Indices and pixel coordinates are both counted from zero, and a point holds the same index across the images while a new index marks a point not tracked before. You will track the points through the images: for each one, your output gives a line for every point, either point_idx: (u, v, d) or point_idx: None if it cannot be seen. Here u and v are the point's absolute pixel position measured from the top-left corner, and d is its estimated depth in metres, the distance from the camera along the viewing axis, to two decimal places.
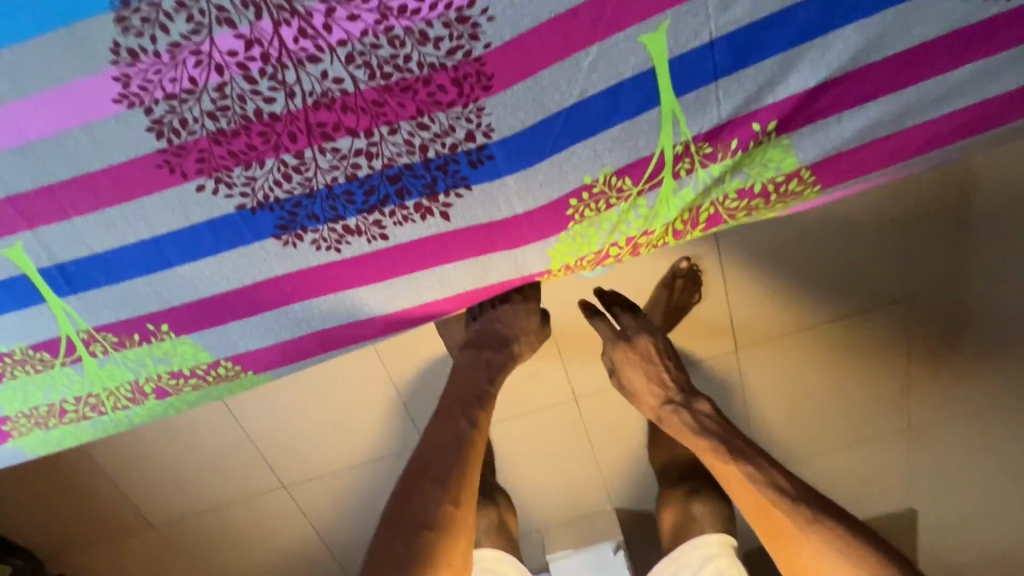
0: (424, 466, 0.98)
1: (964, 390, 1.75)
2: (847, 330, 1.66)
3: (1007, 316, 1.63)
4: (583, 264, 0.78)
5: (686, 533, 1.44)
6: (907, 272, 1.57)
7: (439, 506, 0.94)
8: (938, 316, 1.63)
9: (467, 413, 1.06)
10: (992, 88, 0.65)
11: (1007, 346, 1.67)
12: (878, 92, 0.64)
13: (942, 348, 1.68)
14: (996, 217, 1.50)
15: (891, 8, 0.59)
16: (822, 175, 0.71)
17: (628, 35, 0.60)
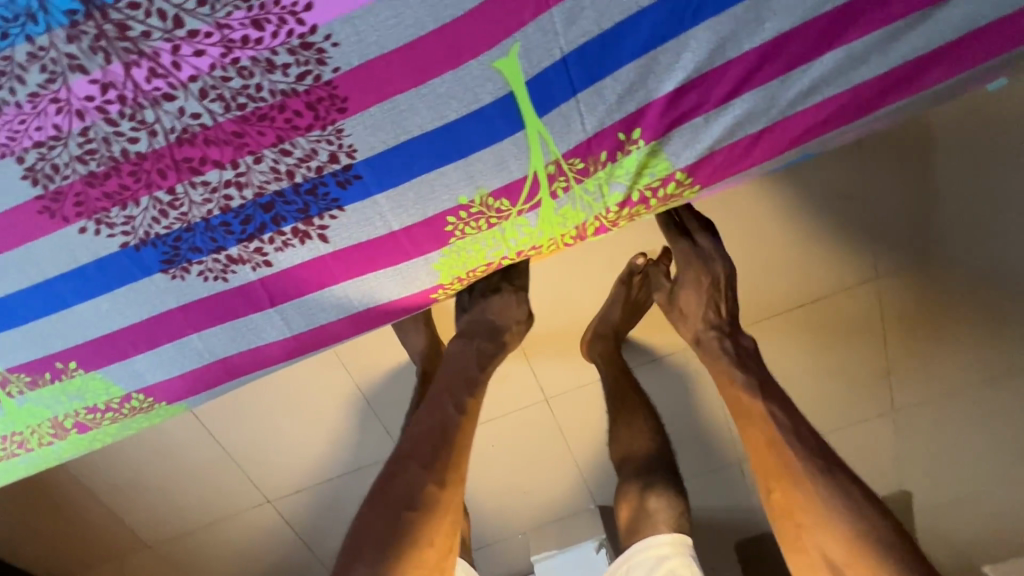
0: (409, 447, 0.88)
1: (944, 367, 1.71)
2: (818, 315, 1.62)
3: (983, 291, 1.57)
4: (477, 275, 0.77)
5: (643, 528, 1.33)
6: (875, 253, 1.52)
7: (420, 489, 0.85)
8: (910, 293, 1.59)
9: (456, 399, 0.92)
10: (862, 74, 0.63)
11: (985, 320, 1.62)
12: (739, 91, 0.63)
13: (916, 326, 1.64)
14: (969, 189, 1.42)
15: (738, 5, 0.58)
16: (698, 176, 0.70)
17: (481, 62, 0.60)
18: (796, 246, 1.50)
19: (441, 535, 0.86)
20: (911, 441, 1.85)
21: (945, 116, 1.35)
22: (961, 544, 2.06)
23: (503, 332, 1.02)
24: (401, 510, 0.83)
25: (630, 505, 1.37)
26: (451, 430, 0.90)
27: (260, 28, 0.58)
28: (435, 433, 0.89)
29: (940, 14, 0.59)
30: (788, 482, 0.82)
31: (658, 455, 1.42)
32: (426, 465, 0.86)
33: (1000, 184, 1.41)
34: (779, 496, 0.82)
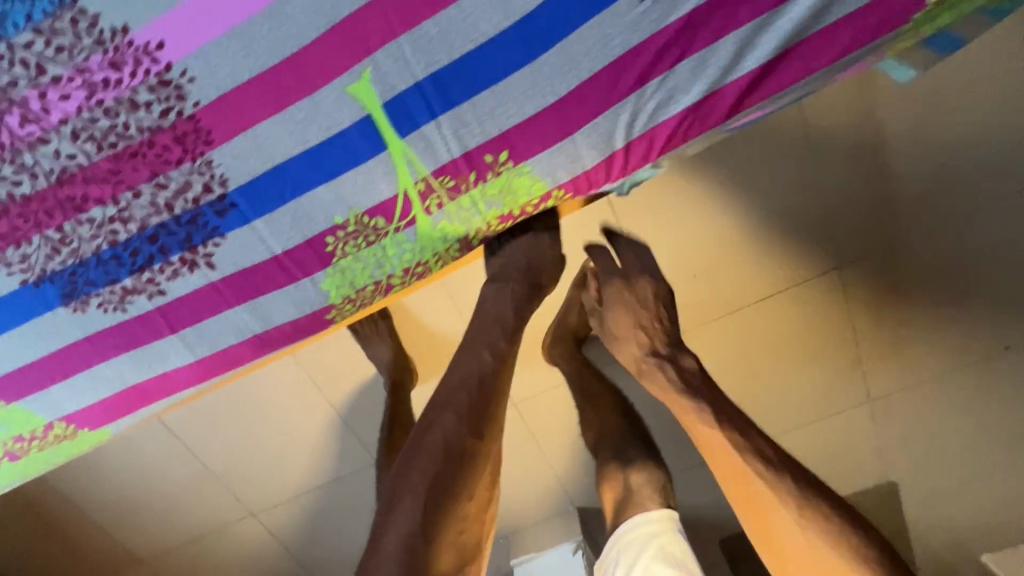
0: (440, 399, 0.73)
1: (920, 352, 1.66)
2: (785, 308, 1.57)
3: (955, 273, 1.52)
4: (366, 298, 0.76)
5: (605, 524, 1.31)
6: (837, 240, 1.46)
7: (459, 443, 0.69)
8: (879, 280, 1.53)
9: (493, 344, 0.76)
10: (724, 77, 0.62)
11: (958, 302, 1.57)
12: (600, 110, 0.63)
13: (887, 313, 1.59)
14: (928, 173, 1.35)
15: (583, 26, 0.59)
16: (579, 190, 0.71)
17: (335, 87, 0.62)
18: (754, 233, 1.44)
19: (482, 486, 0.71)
20: (896, 421, 1.79)
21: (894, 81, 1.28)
22: (963, 524, 1.98)
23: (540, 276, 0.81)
24: (435, 466, 0.68)
25: (614, 487, 1.22)
26: (489, 380, 0.74)
27: (118, 69, 0.60)
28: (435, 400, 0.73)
29: (787, 13, 0.59)
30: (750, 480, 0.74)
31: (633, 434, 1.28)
32: (464, 417, 0.71)
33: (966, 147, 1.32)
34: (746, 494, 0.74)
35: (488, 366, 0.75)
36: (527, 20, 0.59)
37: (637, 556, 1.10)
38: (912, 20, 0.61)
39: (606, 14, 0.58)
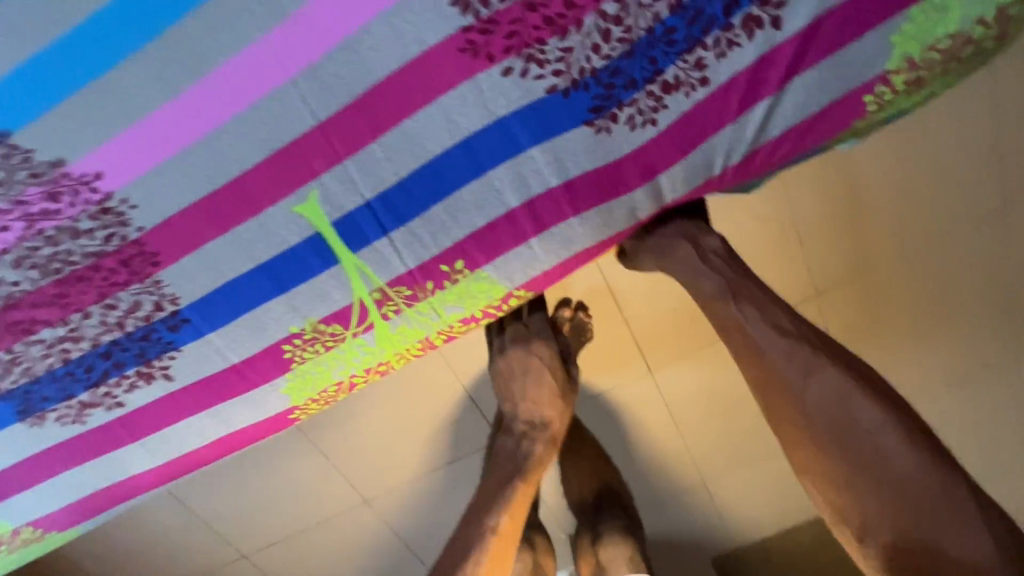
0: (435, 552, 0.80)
1: (937, 395, 1.54)
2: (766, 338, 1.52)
3: (970, 311, 1.40)
4: (328, 397, 0.76)
5: None
6: (836, 275, 1.35)
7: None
8: (888, 322, 1.42)
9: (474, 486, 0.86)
10: (678, 189, 0.65)
11: (979, 343, 1.44)
12: (554, 223, 0.64)
13: (902, 355, 1.47)
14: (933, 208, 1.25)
15: (534, 147, 0.59)
16: (536, 288, 0.72)
17: (282, 208, 0.61)
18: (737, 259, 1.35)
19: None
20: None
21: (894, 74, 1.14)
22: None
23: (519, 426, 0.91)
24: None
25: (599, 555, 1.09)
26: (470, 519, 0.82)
27: (57, 200, 0.59)
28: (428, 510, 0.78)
29: (732, 127, 0.60)
30: (783, 390, 0.64)
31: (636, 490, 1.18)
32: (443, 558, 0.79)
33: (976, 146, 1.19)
34: (775, 402, 0.65)
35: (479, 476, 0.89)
36: (475, 142, 0.59)
37: None
38: (853, 123, 0.63)
39: (555, 138, 0.59)
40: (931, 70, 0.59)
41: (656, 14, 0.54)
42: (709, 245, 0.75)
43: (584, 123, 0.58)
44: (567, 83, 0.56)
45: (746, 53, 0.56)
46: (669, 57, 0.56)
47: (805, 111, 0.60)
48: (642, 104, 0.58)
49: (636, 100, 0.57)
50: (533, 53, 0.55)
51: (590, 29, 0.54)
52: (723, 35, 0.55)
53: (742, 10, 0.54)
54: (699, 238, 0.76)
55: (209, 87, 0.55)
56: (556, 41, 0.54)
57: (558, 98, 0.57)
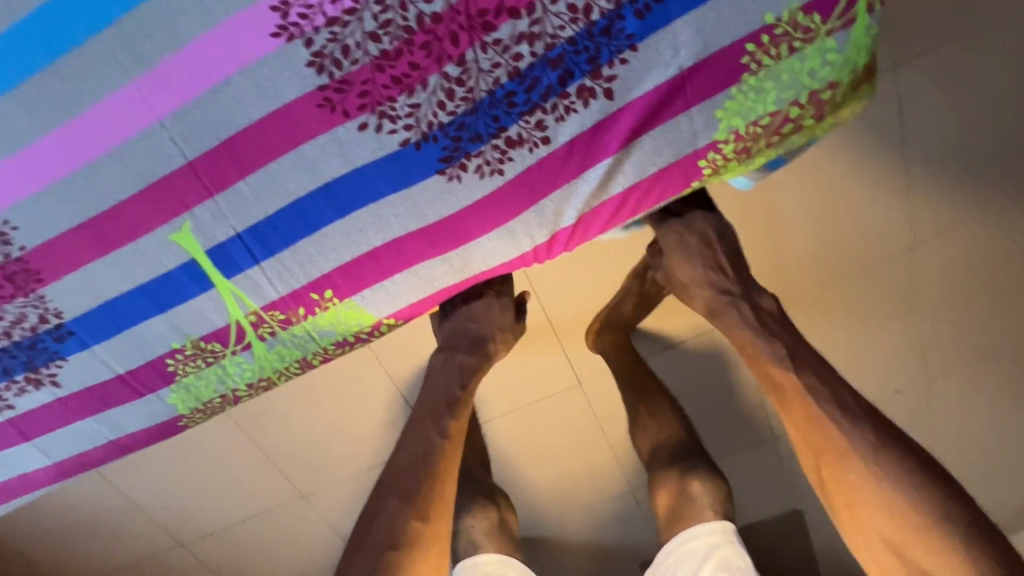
0: (391, 482, 0.80)
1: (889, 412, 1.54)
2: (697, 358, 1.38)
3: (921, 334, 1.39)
4: (215, 408, 0.80)
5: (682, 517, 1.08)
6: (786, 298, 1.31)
7: (405, 525, 0.77)
8: (840, 343, 1.40)
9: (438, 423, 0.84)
10: (538, 238, 0.70)
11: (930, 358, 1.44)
12: (416, 259, 0.69)
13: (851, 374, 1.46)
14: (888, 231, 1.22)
15: (391, 193, 0.64)
16: (406, 318, 0.76)
17: (158, 235, 0.65)
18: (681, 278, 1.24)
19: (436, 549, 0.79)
20: None
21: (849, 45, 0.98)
22: None
23: (487, 342, 0.90)
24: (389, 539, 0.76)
25: (668, 493, 1.11)
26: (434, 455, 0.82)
27: None
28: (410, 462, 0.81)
29: (578, 185, 0.66)
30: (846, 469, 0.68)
31: (691, 443, 1.14)
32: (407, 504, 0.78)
33: (914, 141, 1.10)
34: (829, 459, 0.69)
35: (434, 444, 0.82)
36: (337, 185, 0.64)
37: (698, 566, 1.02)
38: (695, 184, 0.69)
39: (411, 187, 0.64)
40: (755, 143, 0.66)
41: (495, 79, 0.59)
42: (767, 308, 0.80)
43: (436, 171, 0.63)
44: (417, 135, 0.61)
45: (583, 121, 0.62)
46: (512, 118, 0.61)
47: (645, 171, 0.66)
48: (489, 156, 0.63)
49: (483, 152, 0.63)
50: (385, 110, 0.60)
51: (435, 87, 0.59)
52: (561, 101, 0.61)
53: (576, 80, 0.60)
54: (757, 302, 0.81)
55: (82, 123, 0.59)
56: (404, 98, 0.59)
57: (411, 150, 0.62)
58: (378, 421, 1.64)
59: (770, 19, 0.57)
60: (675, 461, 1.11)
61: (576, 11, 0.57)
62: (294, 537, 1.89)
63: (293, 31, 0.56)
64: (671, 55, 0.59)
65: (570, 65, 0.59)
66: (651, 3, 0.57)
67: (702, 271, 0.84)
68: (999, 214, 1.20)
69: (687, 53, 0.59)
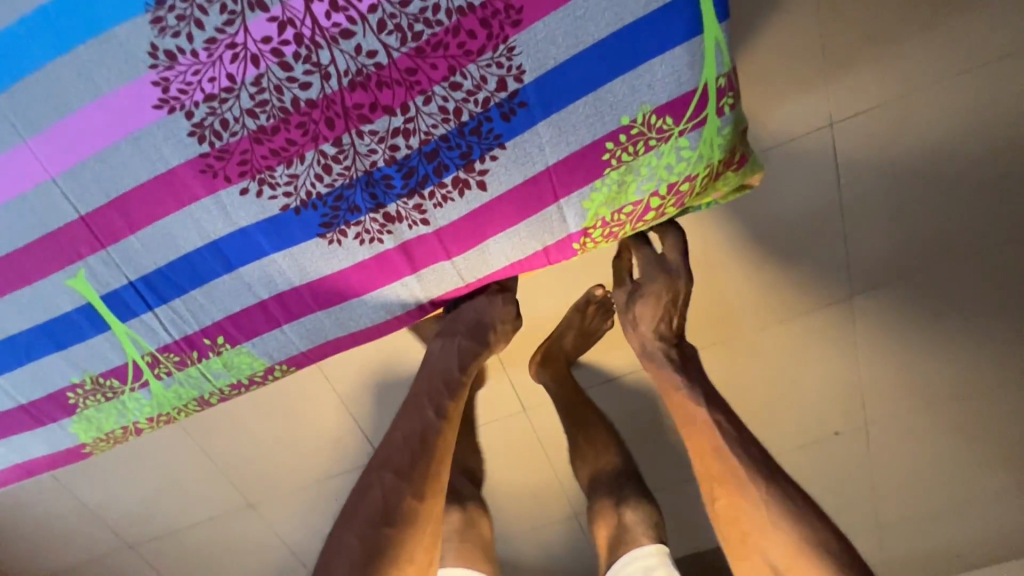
0: (386, 457, 0.72)
1: (842, 446, 1.52)
2: (641, 393, 1.33)
3: (872, 373, 1.37)
4: (118, 438, 0.83)
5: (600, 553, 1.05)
6: (733, 334, 1.29)
7: (399, 503, 0.69)
8: (787, 381, 1.38)
9: (433, 404, 0.76)
10: (422, 296, 0.73)
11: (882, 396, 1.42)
12: (303, 312, 0.72)
13: (801, 410, 1.44)
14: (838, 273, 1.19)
15: (276, 253, 0.68)
16: (298, 364, 0.79)
17: (53, 279, 0.69)
18: None
19: (423, 548, 0.70)
20: (811, 478, 1.59)
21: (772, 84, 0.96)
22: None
23: (487, 332, 0.81)
24: (377, 525, 0.67)
25: (606, 525, 1.04)
26: (432, 437, 0.74)
27: None
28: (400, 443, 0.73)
29: (458, 259, 0.70)
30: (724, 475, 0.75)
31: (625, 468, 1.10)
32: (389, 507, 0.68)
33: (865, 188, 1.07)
34: (727, 501, 0.74)
35: (432, 426, 0.75)
36: (225, 242, 0.67)
37: None
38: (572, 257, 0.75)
39: (295, 248, 0.68)
40: (622, 226, 0.71)
41: (372, 162, 0.63)
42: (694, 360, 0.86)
43: (317, 235, 0.67)
44: (297, 202, 0.65)
45: (459, 206, 0.66)
46: (389, 196, 0.65)
47: (520, 247, 0.70)
48: (368, 226, 0.66)
49: (363, 222, 0.66)
50: (265, 178, 0.64)
51: (312, 161, 0.63)
52: (438, 190, 0.65)
53: (451, 172, 0.64)
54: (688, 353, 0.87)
55: None
56: (283, 168, 0.63)
57: (292, 214, 0.66)
58: (328, 439, 1.64)
59: (626, 120, 0.62)
60: (611, 488, 1.07)
61: (446, 112, 0.61)
62: (243, 541, 1.89)
63: (173, 104, 0.60)
64: (537, 154, 0.63)
65: (444, 158, 0.63)
66: (516, 107, 0.61)
67: (655, 319, 0.86)
68: (952, 249, 1.15)
69: (551, 153, 0.63)
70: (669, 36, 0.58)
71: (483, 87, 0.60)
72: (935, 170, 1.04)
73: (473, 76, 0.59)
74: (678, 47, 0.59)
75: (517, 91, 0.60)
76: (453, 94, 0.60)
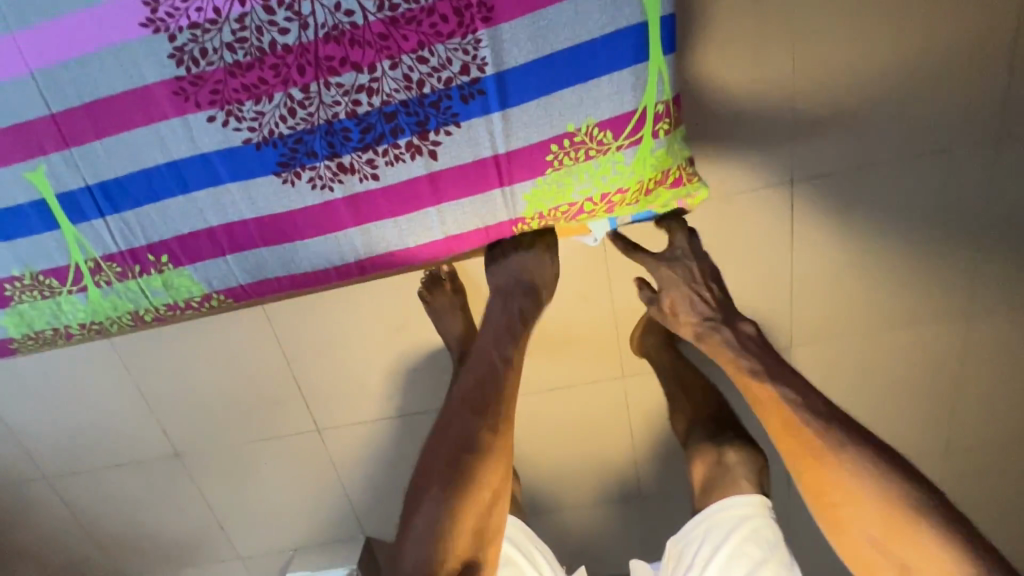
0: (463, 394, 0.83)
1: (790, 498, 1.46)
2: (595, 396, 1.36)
3: None
4: (47, 340, 0.85)
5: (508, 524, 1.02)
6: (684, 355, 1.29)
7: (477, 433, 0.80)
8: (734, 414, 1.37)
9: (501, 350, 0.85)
10: (361, 252, 0.77)
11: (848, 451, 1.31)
12: (247, 245, 0.76)
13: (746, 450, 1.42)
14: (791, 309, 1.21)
15: (231, 183, 0.72)
16: (235, 298, 0.82)
17: (13, 169, 0.72)
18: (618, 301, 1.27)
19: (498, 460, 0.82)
20: None
21: (764, 49, 0.92)
22: None
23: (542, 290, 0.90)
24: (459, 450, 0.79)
25: (704, 464, 1.10)
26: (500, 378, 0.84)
27: None
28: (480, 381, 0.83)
29: (400, 220, 0.74)
30: (825, 465, 0.75)
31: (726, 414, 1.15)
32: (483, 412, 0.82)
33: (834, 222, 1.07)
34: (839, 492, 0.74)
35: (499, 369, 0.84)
36: (186, 164, 0.71)
37: (725, 539, 1.00)
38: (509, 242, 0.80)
39: (250, 182, 0.72)
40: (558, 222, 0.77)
41: (334, 113, 0.68)
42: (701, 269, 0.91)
43: (272, 172, 0.71)
44: (259, 138, 0.69)
45: (408, 169, 0.71)
46: (345, 148, 0.70)
47: (459, 221, 0.75)
48: (321, 172, 0.71)
49: (317, 167, 0.71)
50: (233, 110, 0.68)
51: (280, 103, 0.68)
52: (391, 149, 0.70)
53: (405, 136, 0.69)
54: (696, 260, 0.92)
55: None
56: (251, 104, 0.68)
57: (252, 148, 0.70)
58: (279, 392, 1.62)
59: (571, 127, 0.69)
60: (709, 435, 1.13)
61: (409, 81, 0.66)
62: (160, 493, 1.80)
63: (159, 26, 0.64)
64: (486, 136, 0.69)
65: (401, 122, 0.68)
66: (475, 91, 0.67)
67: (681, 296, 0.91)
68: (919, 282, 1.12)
69: (500, 138, 0.69)
70: (618, 60, 0.65)
71: (447, 67, 0.65)
72: (921, 168, 1.02)
73: (439, 54, 0.65)
74: (624, 72, 0.66)
75: (478, 79, 0.66)
76: (419, 67, 0.65)
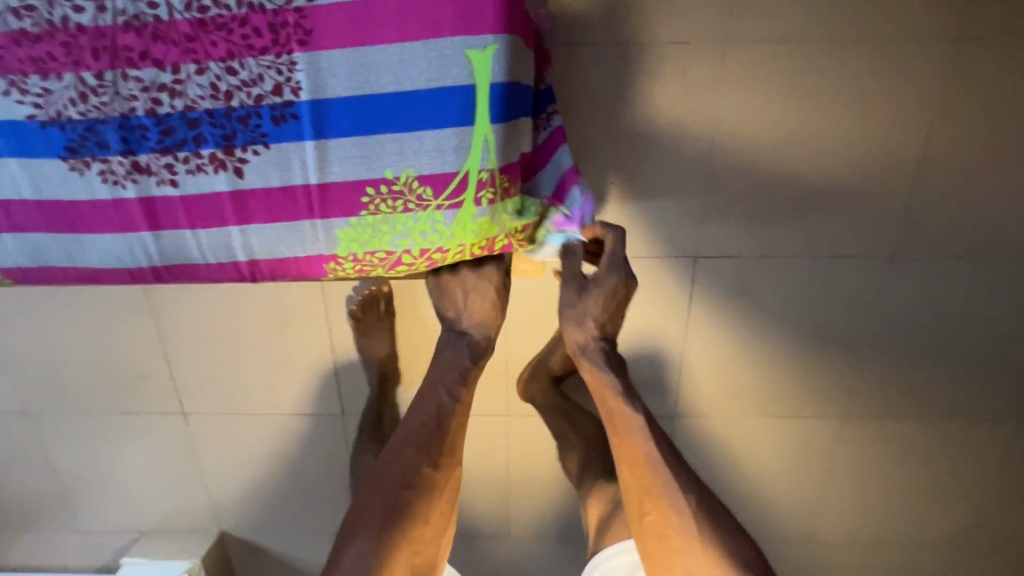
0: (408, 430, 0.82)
1: None
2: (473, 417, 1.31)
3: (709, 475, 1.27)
4: None
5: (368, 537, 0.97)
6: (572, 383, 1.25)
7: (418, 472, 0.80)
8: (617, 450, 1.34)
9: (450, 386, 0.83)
10: (156, 260, 0.70)
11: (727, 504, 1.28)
12: (25, 227, 0.68)
13: None
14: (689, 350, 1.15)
15: (11, 157, 0.65)
16: (15, 280, 0.73)
17: None
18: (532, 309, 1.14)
19: (437, 513, 0.82)
20: None
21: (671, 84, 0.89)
22: None
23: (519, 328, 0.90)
24: (399, 488, 0.80)
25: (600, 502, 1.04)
26: (445, 418, 0.82)
27: None
28: (427, 423, 0.82)
29: (200, 234, 0.68)
30: (658, 496, 0.79)
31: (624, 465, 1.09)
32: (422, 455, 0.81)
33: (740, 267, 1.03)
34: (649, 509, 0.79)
35: (447, 407, 0.83)
36: None
37: None
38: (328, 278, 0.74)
39: (32, 160, 0.64)
40: (377, 269, 0.72)
41: (131, 108, 0.62)
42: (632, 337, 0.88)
43: (58, 157, 0.64)
44: (44, 117, 0.62)
45: (210, 182, 0.65)
46: (143, 147, 0.64)
47: (264, 248, 0.69)
48: (114, 167, 0.65)
49: (109, 161, 0.64)
50: (16, 81, 0.61)
51: (69, 84, 0.61)
52: (193, 158, 0.64)
53: (209, 147, 0.63)
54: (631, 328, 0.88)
55: None
56: (37, 79, 0.61)
57: (36, 126, 0.63)
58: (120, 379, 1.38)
59: (389, 174, 0.64)
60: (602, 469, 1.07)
61: (216, 90, 0.61)
62: None
63: None
64: (298, 165, 0.64)
65: (205, 131, 0.63)
66: (287, 115, 0.62)
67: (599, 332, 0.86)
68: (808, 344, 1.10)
69: (312, 170, 0.64)
70: (442, 115, 0.61)
71: (258, 83, 0.60)
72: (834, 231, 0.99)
73: (250, 68, 0.60)
74: (448, 129, 0.62)
75: (291, 102, 0.61)
76: (227, 77, 0.60)
